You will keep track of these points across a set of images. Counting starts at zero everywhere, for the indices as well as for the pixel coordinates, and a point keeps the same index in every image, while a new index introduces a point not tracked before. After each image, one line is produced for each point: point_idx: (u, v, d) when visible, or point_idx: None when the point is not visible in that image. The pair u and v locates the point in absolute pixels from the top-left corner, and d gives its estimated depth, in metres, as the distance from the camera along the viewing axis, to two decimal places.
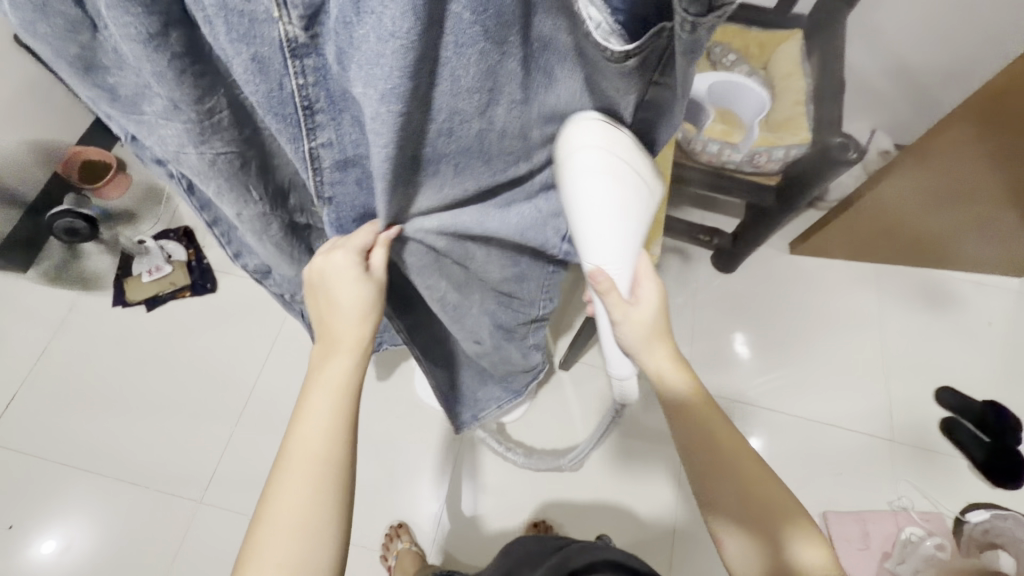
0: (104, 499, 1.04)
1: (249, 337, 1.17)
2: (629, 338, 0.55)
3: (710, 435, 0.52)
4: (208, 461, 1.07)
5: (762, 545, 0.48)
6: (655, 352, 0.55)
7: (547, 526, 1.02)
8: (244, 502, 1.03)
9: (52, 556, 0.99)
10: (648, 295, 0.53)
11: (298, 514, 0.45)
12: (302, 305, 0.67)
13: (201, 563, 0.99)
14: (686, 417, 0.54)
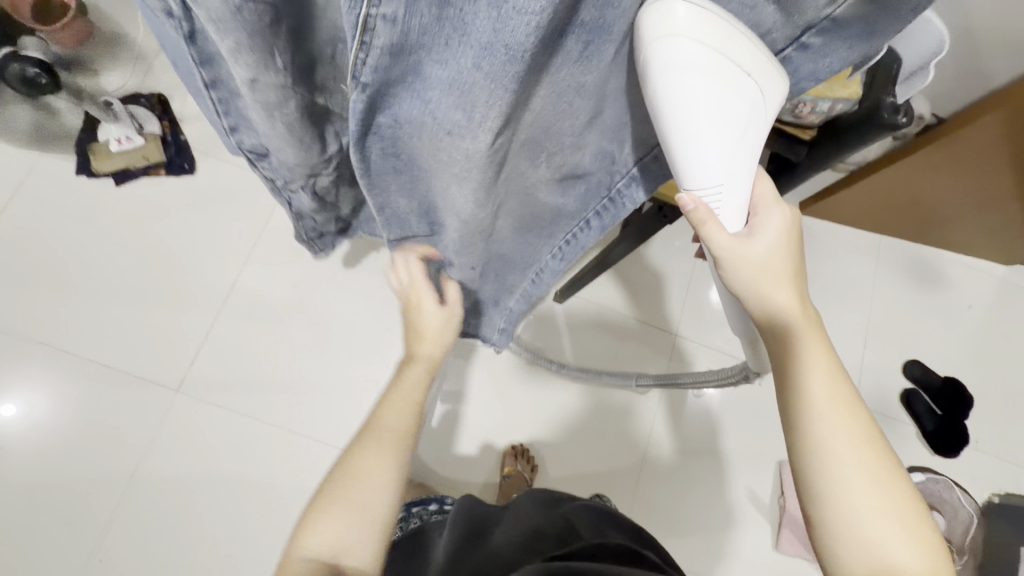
0: (71, 378, 1.00)
1: (231, 228, 1.09)
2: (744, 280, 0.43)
3: (828, 400, 0.42)
4: (185, 352, 1.03)
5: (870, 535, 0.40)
6: (780, 294, 0.43)
7: (524, 449, 1.06)
8: (223, 396, 1.02)
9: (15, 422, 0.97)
10: (768, 223, 0.43)
11: (366, 509, 0.54)
12: (296, 203, 0.55)
13: (177, 450, 0.99)
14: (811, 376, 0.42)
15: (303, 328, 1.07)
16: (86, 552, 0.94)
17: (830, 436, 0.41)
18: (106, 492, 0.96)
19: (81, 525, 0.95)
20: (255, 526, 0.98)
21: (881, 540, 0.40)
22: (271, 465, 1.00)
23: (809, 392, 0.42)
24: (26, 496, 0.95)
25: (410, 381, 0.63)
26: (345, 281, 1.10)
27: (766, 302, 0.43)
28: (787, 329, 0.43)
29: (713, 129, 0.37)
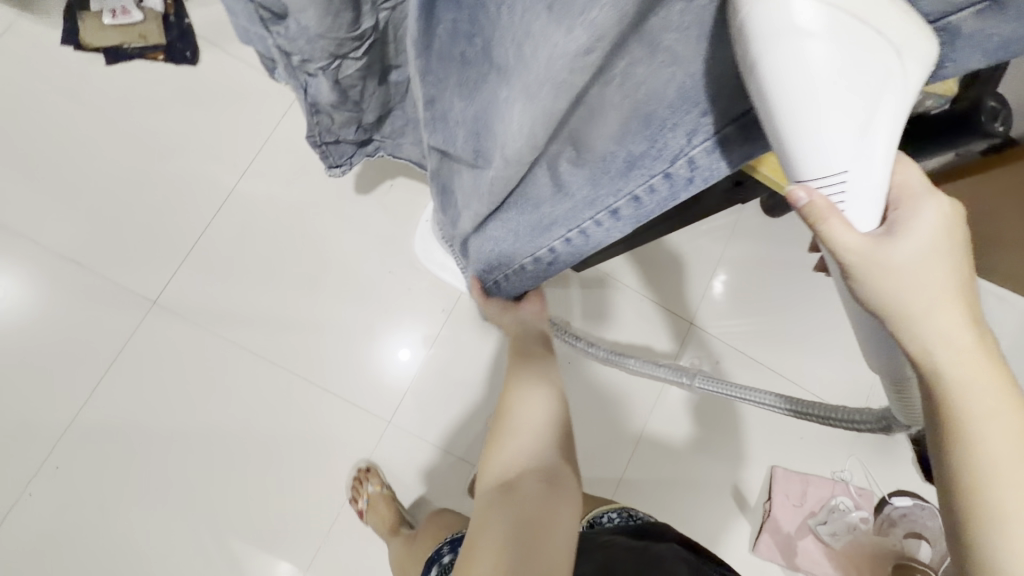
0: (38, 272, 0.91)
1: (233, 134, 0.99)
2: (894, 293, 0.36)
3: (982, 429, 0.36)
4: (169, 262, 0.95)
5: None
6: (937, 316, 0.36)
7: None
8: (207, 316, 0.95)
9: None
10: (920, 225, 0.36)
11: None
12: (313, 91, 0.48)
13: (151, 366, 0.93)
14: (958, 398, 0.36)
15: (300, 256, 0.98)
16: (44, 456, 0.89)
17: (981, 468, 0.36)
18: (69, 397, 0.90)
19: (41, 428, 0.89)
20: (226, 453, 0.94)
21: None
22: (253, 394, 0.95)
23: (963, 410, 0.36)
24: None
25: (514, 445, 0.61)
26: (351, 211, 1.01)
27: (917, 321, 0.36)
28: (943, 352, 0.36)
29: (836, 110, 0.31)
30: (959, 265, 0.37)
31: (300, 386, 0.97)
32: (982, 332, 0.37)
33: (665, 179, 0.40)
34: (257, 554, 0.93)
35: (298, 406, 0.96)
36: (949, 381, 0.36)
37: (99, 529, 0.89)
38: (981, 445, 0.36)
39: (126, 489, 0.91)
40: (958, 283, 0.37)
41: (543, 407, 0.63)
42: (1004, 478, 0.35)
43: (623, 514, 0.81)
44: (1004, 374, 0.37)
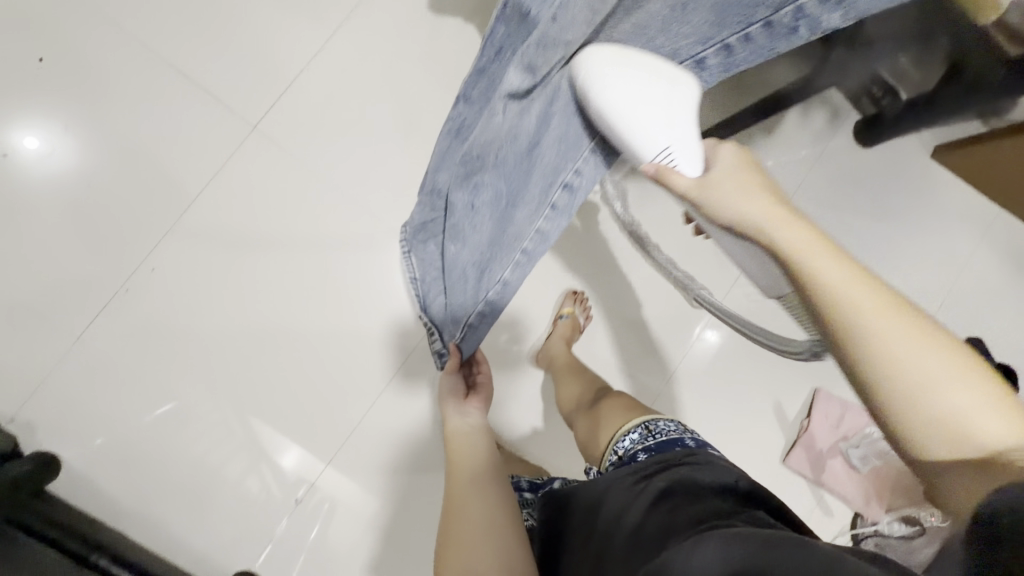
0: (141, 79, 0.91)
1: None
2: (748, 211, 0.45)
3: (863, 299, 0.39)
4: (271, 90, 0.95)
5: (960, 422, 0.37)
6: (779, 229, 0.43)
7: (583, 296, 1.06)
8: (302, 149, 0.96)
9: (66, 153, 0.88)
10: (722, 158, 0.49)
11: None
12: None
13: (242, 191, 0.94)
14: (822, 283, 0.40)
15: (395, 107, 0.99)
16: (129, 273, 0.90)
17: (888, 343, 0.38)
18: (158, 219, 0.91)
19: (127, 244, 0.90)
20: (301, 297, 0.97)
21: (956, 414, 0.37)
22: (336, 234, 0.97)
23: (837, 292, 0.39)
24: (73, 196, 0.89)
25: (463, 453, 0.75)
26: (443, 76, 1.01)
27: (770, 229, 0.43)
28: (823, 277, 0.40)
29: (670, 108, 0.49)
30: (747, 178, 0.47)
31: (376, 241, 0.99)
32: (789, 215, 0.43)
33: (725, 50, 0.50)
34: (319, 394, 0.98)
35: (379, 252, 0.99)
36: (818, 283, 0.40)
37: (174, 350, 0.92)
38: (860, 312, 0.39)
39: (202, 315, 0.93)
40: (761, 184, 0.47)
41: (476, 414, 0.83)
42: (888, 333, 0.38)
43: (646, 430, 0.71)
44: (847, 259, 0.41)
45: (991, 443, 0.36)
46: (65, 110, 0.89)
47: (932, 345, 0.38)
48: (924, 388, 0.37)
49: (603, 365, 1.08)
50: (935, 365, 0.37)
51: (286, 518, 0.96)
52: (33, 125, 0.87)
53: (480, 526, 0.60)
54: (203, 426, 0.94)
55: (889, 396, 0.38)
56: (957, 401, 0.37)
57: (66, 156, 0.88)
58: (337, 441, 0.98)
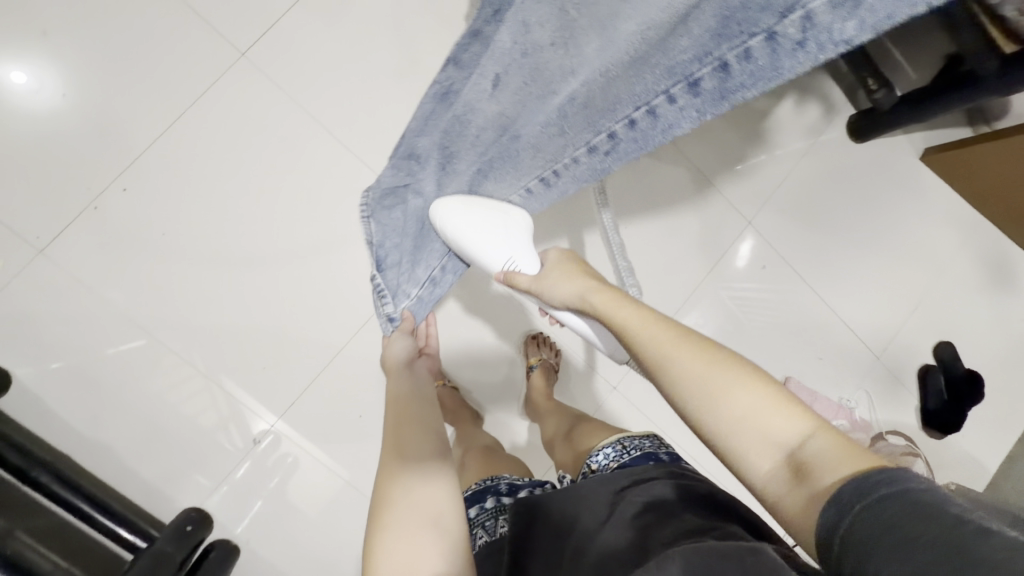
0: None
1: None
2: (557, 291, 0.59)
3: (680, 370, 0.45)
4: (263, 20, 0.92)
5: (755, 461, 0.40)
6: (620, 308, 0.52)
7: (547, 337, 1.01)
8: (290, 83, 0.93)
9: (46, 82, 0.85)
10: (547, 278, 0.61)
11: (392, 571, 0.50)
12: None
13: (225, 119, 0.92)
14: (653, 361, 0.47)
15: (390, 52, 0.97)
16: (97, 193, 0.88)
17: (681, 377, 0.44)
18: (133, 141, 0.89)
19: (98, 163, 0.88)
20: (278, 238, 0.94)
21: (770, 436, 0.40)
22: (317, 175, 0.95)
23: (662, 359, 0.46)
24: (45, 109, 0.85)
25: (408, 441, 0.63)
26: (443, 27, 0.99)
27: (610, 311, 0.53)
28: (638, 339, 0.49)
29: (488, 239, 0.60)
30: (571, 268, 0.61)
31: (359, 188, 0.97)
32: (601, 286, 0.56)
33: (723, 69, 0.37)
34: (288, 339, 0.96)
35: (361, 198, 0.97)
36: (621, 325, 0.51)
37: (141, 278, 0.90)
38: (651, 355, 0.47)
39: (171, 246, 0.91)
40: (584, 272, 0.60)
41: (423, 448, 0.62)
42: (716, 380, 0.43)
43: (621, 446, 0.68)
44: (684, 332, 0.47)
45: (788, 440, 0.39)
46: (44, 17, 0.85)
47: (742, 371, 0.43)
48: (736, 428, 0.41)
49: (581, 338, 1.06)
50: (746, 396, 0.41)
51: (245, 466, 0.95)
52: (7, 28, 0.84)
53: (432, 520, 0.54)
54: (166, 363, 0.91)
55: (700, 410, 0.43)
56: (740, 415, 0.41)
57: (39, 64, 0.85)
58: (301, 386, 0.97)
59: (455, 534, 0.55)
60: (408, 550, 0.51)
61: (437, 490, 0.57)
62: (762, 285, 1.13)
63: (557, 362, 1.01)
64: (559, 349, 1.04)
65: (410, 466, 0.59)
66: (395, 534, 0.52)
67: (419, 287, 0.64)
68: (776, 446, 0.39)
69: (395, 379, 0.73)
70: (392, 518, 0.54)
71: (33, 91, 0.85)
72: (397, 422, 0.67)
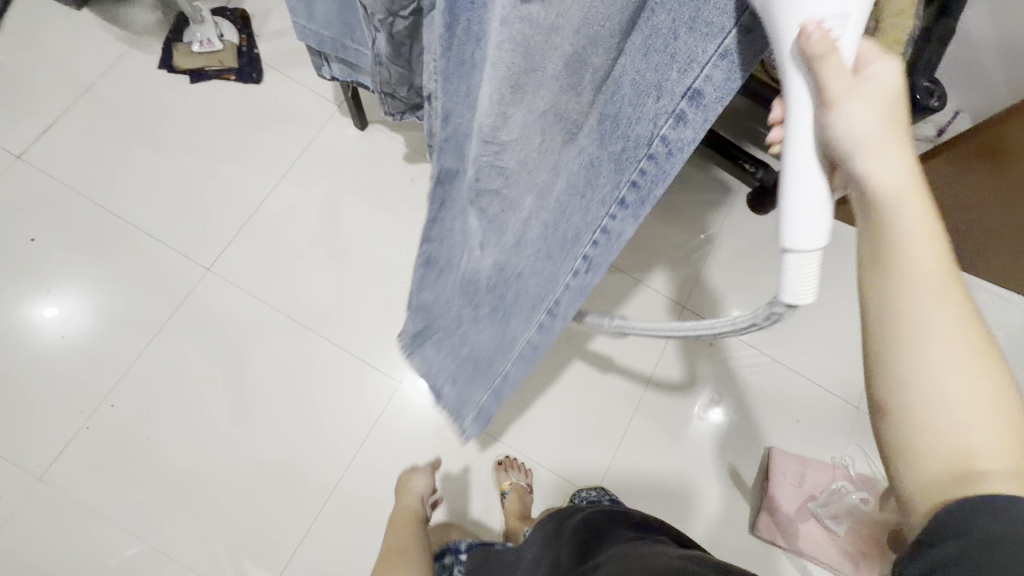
0: (116, 243, 1.07)
1: (284, 136, 1.16)
2: (856, 127, 0.33)
3: (911, 300, 0.33)
4: (224, 236, 1.10)
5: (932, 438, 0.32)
6: (882, 155, 0.33)
7: (513, 461, 1.04)
8: (250, 283, 1.09)
9: (80, 315, 1.03)
10: (881, 74, 0.33)
11: None
12: (375, 42, 0.61)
13: (199, 324, 1.06)
14: (895, 280, 0.33)
15: (331, 237, 1.13)
16: (89, 413, 0.99)
17: (919, 311, 0.32)
18: (124, 357, 1.02)
19: (92, 386, 1.01)
20: (252, 417, 1.03)
21: (948, 425, 0.32)
22: (281, 352, 1.06)
23: (912, 297, 0.33)
24: (68, 337, 1.02)
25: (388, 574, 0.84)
26: (373, 206, 1.15)
27: (878, 162, 0.33)
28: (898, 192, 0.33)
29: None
30: (888, 98, 0.34)
31: (318, 356, 1.07)
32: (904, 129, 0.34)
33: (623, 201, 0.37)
34: (267, 514, 0.99)
35: (322, 365, 1.07)
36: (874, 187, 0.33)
37: (129, 483, 0.97)
38: (909, 255, 0.33)
39: (158, 444, 1.00)
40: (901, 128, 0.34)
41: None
42: (934, 333, 0.32)
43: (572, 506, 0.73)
44: (946, 240, 0.33)
45: (975, 446, 0.31)
46: (49, 278, 1.04)
47: (970, 332, 0.32)
48: (940, 394, 0.32)
49: (552, 451, 1.09)
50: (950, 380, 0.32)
51: None
52: (22, 294, 1.03)
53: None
54: (161, 561, 0.95)
55: (883, 337, 0.33)
56: (968, 421, 0.31)
57: (64, 305, 1.03)
58: (282, 560, 0.98)
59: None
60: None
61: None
62: (748, 357, 1.16)
63: (529, 482, 1.03)
64: (530, 469, 1.06)
65: None
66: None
67: (476, 415, 0.67)
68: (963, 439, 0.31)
69: (411, 498, 0.95)
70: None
71: (71, 323, 1.03)
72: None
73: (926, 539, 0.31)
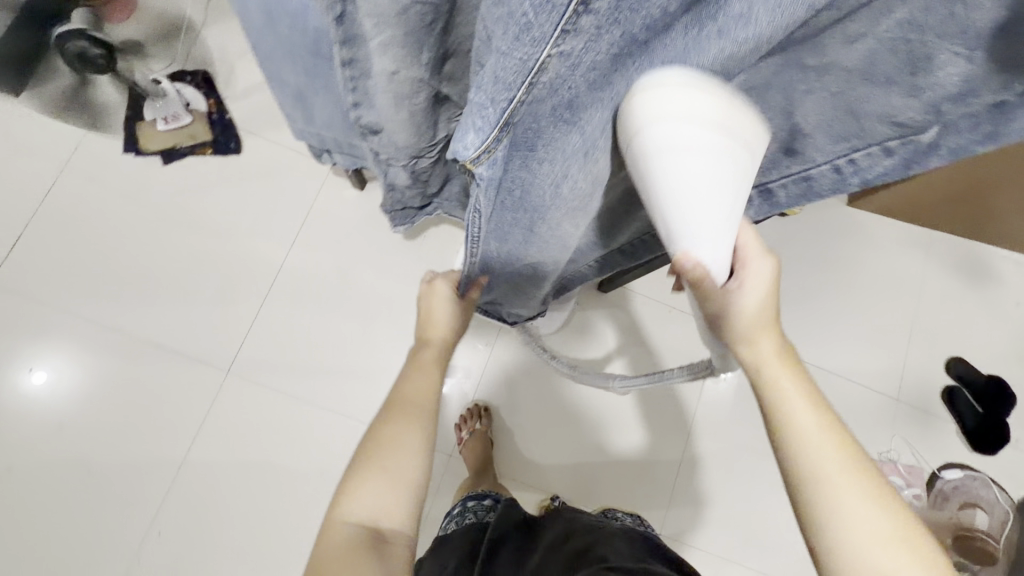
0: (122, 356, 1.00)
1: (277, 209, 1.06)
2: (730, 311, 0.45)
3: (817, 446, 0.43)
4: (237, 332, 1.02)
5: (867, 570, 0.40)
6: (755, 333, 0.46)
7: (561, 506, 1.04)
8: (273, 378, 1.02)
9: (66, 369, 0.98)
10: (755, 272, 0.44)
11: (402, 478, 0.51)
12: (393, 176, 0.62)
13: (229, 430, 1.00)
14: (784, 424, 0.44)
15: (348, 311, 1.05)
16: (138, 544, 0.95)
17: (812, 452, 0.42)
18: (158, 478, 0.97)
19: (133, 518, 0.95)
20: (303, 521, 0.98)
21: (888, 569, 0.39)
22: (322, 445, 1.01)
23: (796, 422, 0.44)
24: (62, 377, 0.98)
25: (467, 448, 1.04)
26: (387, 270, 1.07)
27: (760, 355, 0.46)
28: (764, 362, 0.46)
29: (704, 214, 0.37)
30: (772, 296, 0.45)
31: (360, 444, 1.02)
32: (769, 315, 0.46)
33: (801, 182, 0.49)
34: None
35: None
36: (755, 359, 0.46)
37: None
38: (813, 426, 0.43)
39: (212, 562, 0.95)
40: (771, 316, 0.46)
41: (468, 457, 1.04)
42: (830, 477, 0.42)
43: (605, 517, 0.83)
44: (823, 399, 0.45)
45: None
46: (59, 408, 0.97)
47: (874, 491, 0.42)
48: (855, 543, 0.40)
49: (600, 496, 1.10)
50: (869, 512, 0.41)
51: None
52: (33, 429, 0.96)
53: (396, 484, 0.50)
54: None
55: (806, 489, 0.42)
56: (893, 571, 0.40)
57: (67, 380, 0.98)
58: None
59: (416, 524, 0.51)
60: (378, 497, 0.49)
61: (420, 444, 0.53)
62: None
63: None
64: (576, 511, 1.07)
65: (423, 394, 0.56)
66: (359, 490, 0.49)
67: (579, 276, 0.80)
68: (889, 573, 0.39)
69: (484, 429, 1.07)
70: (386, 448, 0.51)
71: (58, 376, 0.98)
72: (423, 375, 0.58)
73: None
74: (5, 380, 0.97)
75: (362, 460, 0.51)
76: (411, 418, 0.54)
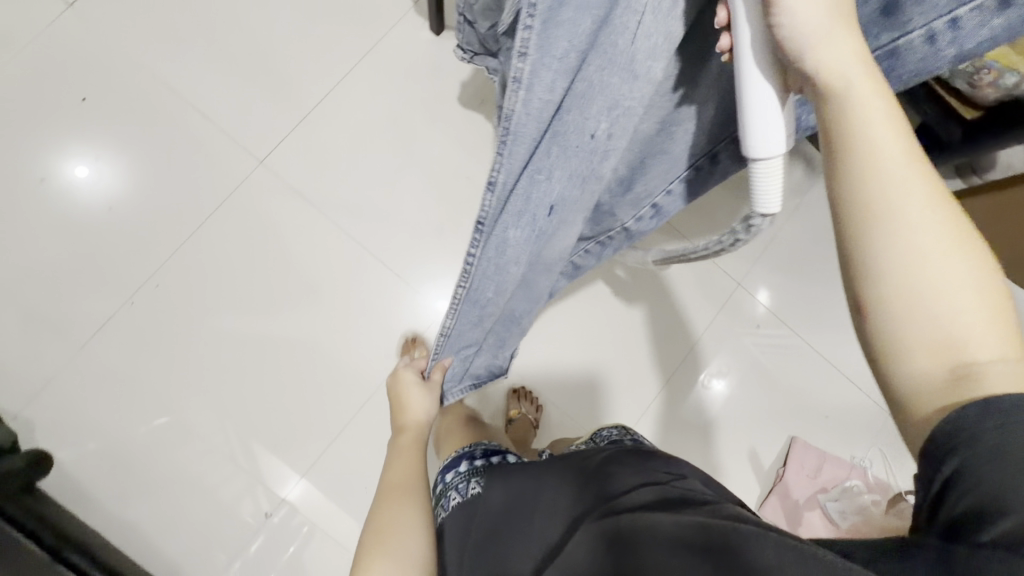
0: (166, 116, 1.02)
1: (351, 28, 1.06)
2: (794, 19, 0.36)
3: (902, 181, 0.35)
4: (278, 131, 1.04)
5: (920, 321, 0.35)
6: (827, 46, 0.36)
7: (528, 393, 1.06)
8: (299, 185, 1.04)
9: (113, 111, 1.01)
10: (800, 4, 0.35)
11: (406, 531, 0.65)
12: None
13: (245, 218, 1.03)
14: (856, 153, 0.36)
15: (387, 147, 1.06)
16: (134, 290, 0.99)
17: (890, 186, 0.35)
18: (168, 237, 1.01)
19: (137, 265, 1.00)
20: (286, 322, 1.02)
21: (957, 323, 0.35)
22: (324, 262, 1.03)
23: (876, 144, 0.36)
24: (108, 116, 1.01)
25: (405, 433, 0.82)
26: (436, 121, 1.07)
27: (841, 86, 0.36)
28: (846, 79, 0.36)
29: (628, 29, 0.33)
30: (842, 10, 0.37)
31: (360, 272, 1.04)
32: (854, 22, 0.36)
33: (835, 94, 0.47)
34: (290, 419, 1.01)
35: (364, 282, 1.04)
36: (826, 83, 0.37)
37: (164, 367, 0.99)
38: (892, 166, 0.35)
39: (194, 332, 1.00)
40: (857, 30, 0.37)
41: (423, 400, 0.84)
42: (906, 214, 0.35)
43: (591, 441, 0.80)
44: (915, 140, 0.37)
45: (975, 354, 0.34)
46: (99, 144, 1.01)
47: (954, 239, 0.35)
48: (922, 292, 0.35)
49: (569, 403, 1.10)
50: (942, 268, 0.35)
51: (259, 539, 0.98)
52: (70, 155, 1.00)
53: (399, 531, 0.65)
54: (184, 440, 0.98)
55: (880, 292, 0.36)
56: (968, 325, 0.35)
57: (110, 174, 1.01)
58: (303, 465, 1.00)
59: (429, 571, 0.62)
60: (389, 558, 0.62)
61: (417, 505, 0.69)
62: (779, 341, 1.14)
63: (537, 418, 1.06)
64: (542, 406, 1.09)
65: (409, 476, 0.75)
66: (371, 554, 0.64)
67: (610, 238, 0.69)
68: (949, 321, 0.35)
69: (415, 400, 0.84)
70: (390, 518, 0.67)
71: (104, 114, 1.01)
72: (404, 457, 0.79)
73: (949, 449, 0.33)
74: (57, 102, 1.00)
75: (372, 529, 0.67)
76: (404, 496, 0.70)
